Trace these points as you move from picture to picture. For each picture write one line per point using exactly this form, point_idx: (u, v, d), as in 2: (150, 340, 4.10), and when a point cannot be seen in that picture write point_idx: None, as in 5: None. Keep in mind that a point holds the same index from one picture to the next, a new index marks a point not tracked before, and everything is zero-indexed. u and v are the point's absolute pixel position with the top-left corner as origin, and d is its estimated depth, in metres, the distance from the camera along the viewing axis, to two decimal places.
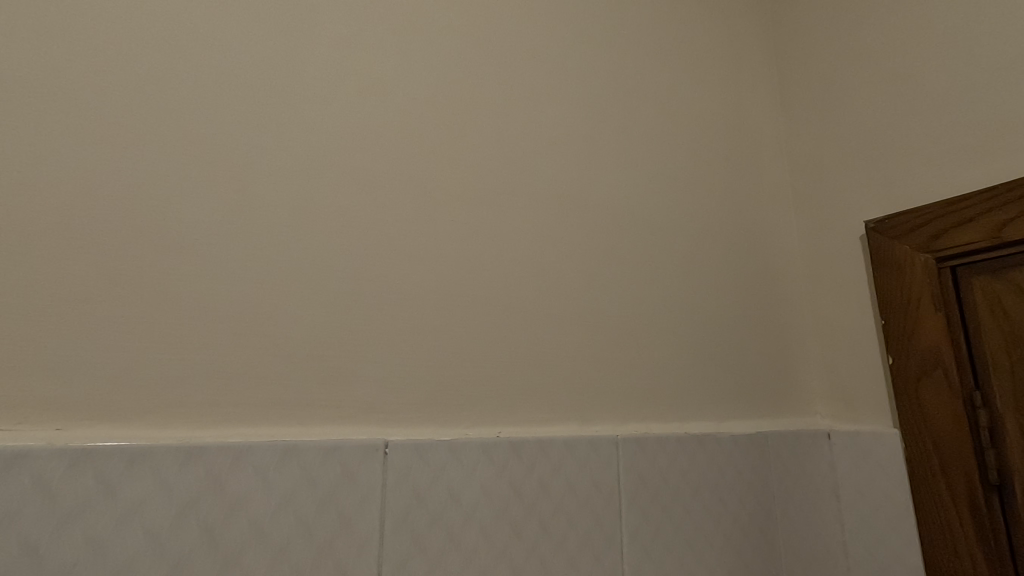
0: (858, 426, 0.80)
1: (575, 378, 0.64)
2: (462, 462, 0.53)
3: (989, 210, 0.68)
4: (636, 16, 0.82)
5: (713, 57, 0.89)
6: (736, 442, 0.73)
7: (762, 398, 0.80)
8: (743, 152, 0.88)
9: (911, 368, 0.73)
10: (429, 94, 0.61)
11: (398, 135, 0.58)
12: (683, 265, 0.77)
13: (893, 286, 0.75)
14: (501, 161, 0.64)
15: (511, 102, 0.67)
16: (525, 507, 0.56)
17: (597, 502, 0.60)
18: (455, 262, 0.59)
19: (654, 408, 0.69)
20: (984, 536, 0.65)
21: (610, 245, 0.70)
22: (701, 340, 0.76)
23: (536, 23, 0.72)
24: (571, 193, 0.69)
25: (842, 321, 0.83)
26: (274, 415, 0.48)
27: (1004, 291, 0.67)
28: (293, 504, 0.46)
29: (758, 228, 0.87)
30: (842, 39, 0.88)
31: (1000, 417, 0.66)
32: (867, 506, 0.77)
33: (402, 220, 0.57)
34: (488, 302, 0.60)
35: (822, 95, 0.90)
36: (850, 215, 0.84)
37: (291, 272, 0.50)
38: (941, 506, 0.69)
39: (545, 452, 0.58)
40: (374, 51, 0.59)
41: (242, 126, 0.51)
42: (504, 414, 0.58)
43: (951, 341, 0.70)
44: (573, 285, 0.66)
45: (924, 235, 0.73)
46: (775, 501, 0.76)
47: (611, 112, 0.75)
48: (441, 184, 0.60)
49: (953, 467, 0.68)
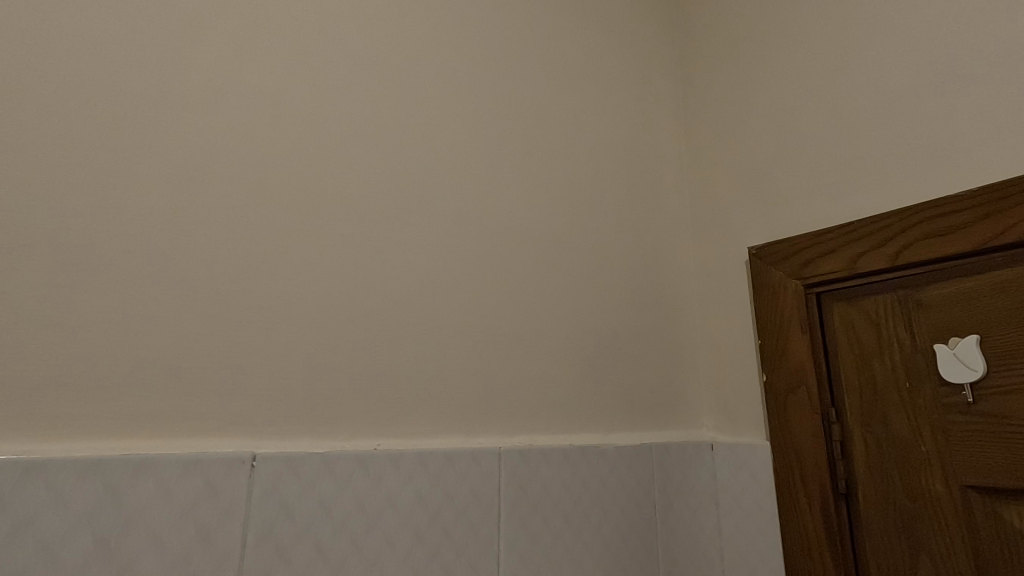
0: (736, 439, 0.86)
1: (463, 392, 0.66)
2: (336, 475, 0.54)
3: (846, 243, 0.75)
4: (548, 49, 0.86)
5: (622, 89, 0.94)
6: (620, 453, 0.77)
7: (650, 411, 0.84)
8: (644, 177, 0.93)
9: (779, 385, 0.79)
10: (326, 109, 0.62)
11: (289, 147, 0.59)
12: (579, 284, 0.80)
13: (769, 309, 0.82)
14: (397, 178, 0.66)
15: (412, 121, 0.69)
16: (401, 517, 0.57)
17: (476, 512, 0.62)
18: (343, 276, 0.60)
19: (542, 421, 0.72)
20: (832, 538, 0.71)
21: (507, 263, 0.73)
22: (594, 357, 0.79)
23: (444, 51, 0.74)
24: (468, 212, 0.71)
25: (728, 340, 0.89)
26: (132, 428, 0.47)
27: (855, 316, 0.74)
28: (148, 518, 0.45)
29: (656, 250, 0.92)
30: (738, 76, 0.94)
31: (849, 431, 0.73)
32: (741, 513, 0.82)
33: (288, 232, 0.57)
34: (376, 316, 0.61)
35: (719, 128, 0.96)
36: (737, 242, 0.90)
37: (164, 285, 0.50)
38: (799, 511, 0.75)
39: (424, 464, 0.60)
40: (269, 63, 0.59)
41: (126, 136, 0.50)
42: (386, 425, 0.60)
43: (813, 361, 0.76)
44: (466, 303, 0.68)
45: (796, 263, 0.79)
46: (656, 510, 0.80)
47: (514, 136, 0.78)
48: (332, 198, 0.61)
49: (810, 476, 0.75)
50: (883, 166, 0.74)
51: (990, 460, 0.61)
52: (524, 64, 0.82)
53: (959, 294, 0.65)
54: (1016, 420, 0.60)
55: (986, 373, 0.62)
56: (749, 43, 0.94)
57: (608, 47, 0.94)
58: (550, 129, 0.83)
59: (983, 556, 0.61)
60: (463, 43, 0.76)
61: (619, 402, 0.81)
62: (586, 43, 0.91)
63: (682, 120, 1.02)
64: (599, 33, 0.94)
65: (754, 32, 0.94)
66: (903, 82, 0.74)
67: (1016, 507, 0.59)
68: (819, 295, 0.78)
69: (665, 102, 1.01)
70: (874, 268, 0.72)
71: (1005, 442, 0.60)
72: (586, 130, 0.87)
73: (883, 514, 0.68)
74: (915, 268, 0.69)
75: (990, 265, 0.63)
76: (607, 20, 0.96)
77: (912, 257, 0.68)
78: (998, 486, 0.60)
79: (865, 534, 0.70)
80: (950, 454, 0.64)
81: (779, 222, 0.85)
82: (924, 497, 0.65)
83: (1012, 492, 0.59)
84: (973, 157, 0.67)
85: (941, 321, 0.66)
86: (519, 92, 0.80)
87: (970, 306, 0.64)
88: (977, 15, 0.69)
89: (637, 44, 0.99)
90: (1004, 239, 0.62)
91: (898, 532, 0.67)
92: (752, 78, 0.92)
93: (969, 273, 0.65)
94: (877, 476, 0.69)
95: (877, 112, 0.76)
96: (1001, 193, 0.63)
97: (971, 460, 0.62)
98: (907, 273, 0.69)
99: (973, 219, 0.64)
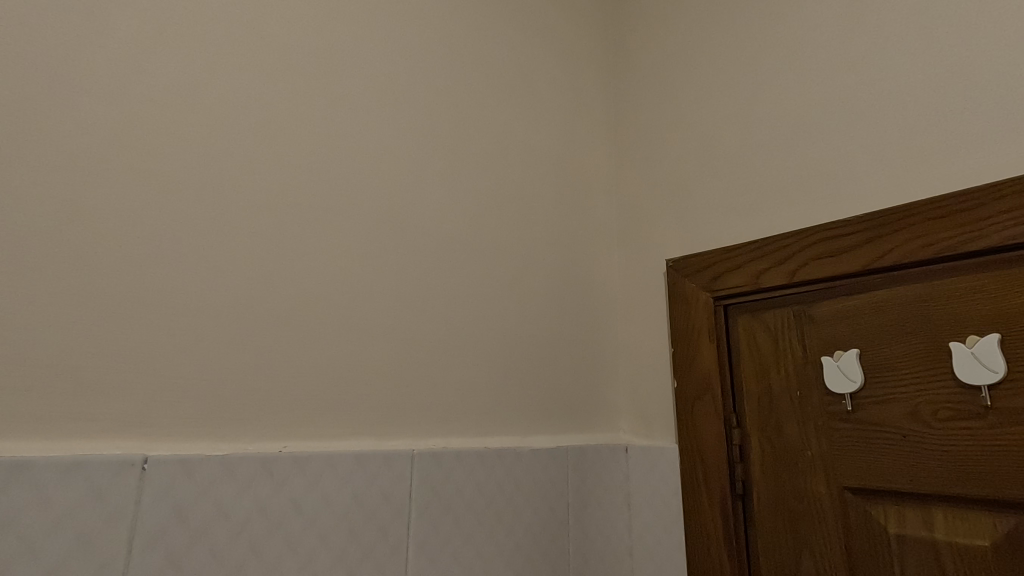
0: (648, 441, 0.90)
1: (378, 393, 0.66)
2: (236, 477, 0.53)
3: (750, 260, 0.80)
4: (479, 56, 0.87)
5: (552, 99, 0.97)
6: (536, 455, 0.79)
7: (568, 414, 0.87)
8: (571, 187, 0.96)
9: (688, 392, 0.84)
10: (243, 102, 0.61)
11: (201, 140, 0.57)
12: (502, 288, 0.82)
13: (683, 319, 0.86)
14: (317, 177, 0.65)
15: (335, 119, 0.68)
16: (304, 521, 0.57)
17: (385, 514, 0.63)
18: (256, 275, 0.59)
19: (459, 423, 0.73)
20: (728, 535, 0.76)
21: (429, 265, 0.74)
22: (514, 361, 0.81)
23: (372, 52, 0.74)
24: (391, 213, 0.71)
25: (647, 348, 0.93)
26: (9, 429, 0.44)
27: (756, 328, 0.78)
28: (23, 523, 0.43)
29: (581, 259, 0.95)
30: (664, 93, 0.98)
31: (747, 436, 0.78)
32: (649, 512, 0.87)
33: (197, 227, 0.55)
34: (289, 316, 0.60)
35: (644, 143, 1.00)
36: (656, 253, 0.94)
37: (55, 278, 0.47)
38: (701, 511, 0.79)
39: (333, 467, 0.59)
40: (179, 49, 0.57)
41: (17, 120, 0.47)
42: (295, 427, 0.59)
43: (718, 369, 0.81)
44: (384, 304, 0.68)
45: (707, 276, 0.84)
46: (570, 510, 0.83)
47: (442, 141, 0.79)
48: (246, 194, 0.59)
49: (712, 477, 0.79)
50: (785, 188, 0.80)
51: (864, 464, 0.66)
52: (455, 70, 0.83)
53: (844, 311, 0.70)
54: (885, 427, 0.65)
55: (863, 384, 0.67)
56: (674, 63, 0.98)
57: (541, 57, 0.97)
58: (478, 136, 0.84)
59: (854, 551, 0.66)
60: (391, 44, 0.76)
61: (537, 406, 0.83)
62: (518, 53, 0.93)
63: (611, 133, 1.06)
64: (532, 43, 0.96)
65: (678, 54, 0.98)
66: (805, 110, 0.80)
67: (883, 507, 0.65)
68: (727, 307, 0.82)
69: (595, 114, 1.04)
70: (774, 284, 0.77)
71: (876, 448, 0.65)
72: (514, 139, 0.89)
73: (773, 513, 0.73)
74: (808, 286, 0.74)
75: (869, 285, 0.69)
76: (540, 31, 0.98)
77: (806, 275, 0.73)
78: (869, 487, 0.66)
79: (757, 532, 0.75)
80: (830, 458, 0.69)
81: (693, 236, 0.89)
82: (808, 498, 0.70)
83: (881, 492, 0.65)
84: (861, 185, 0.73)
85: (829, 336, 0.71)
86: (448, 98, 0.81)
87: (853, 322, 0.69)
88: (869, 55, 0.75)
89: (570, 56, 1.02)
90: (882, 261, 0.67)
91: (785, 530, 0.72)
92: (675, 98, 0.97)
93: (852, 292, 0.70)
94: (770, 478, 0.74)
95: (782, 137, 0.81)
96: (882, 219, 0.68)
97: (848, 464, 0.67)
98: (802, 289, 0.74)
99: (858, 242, 0.70)
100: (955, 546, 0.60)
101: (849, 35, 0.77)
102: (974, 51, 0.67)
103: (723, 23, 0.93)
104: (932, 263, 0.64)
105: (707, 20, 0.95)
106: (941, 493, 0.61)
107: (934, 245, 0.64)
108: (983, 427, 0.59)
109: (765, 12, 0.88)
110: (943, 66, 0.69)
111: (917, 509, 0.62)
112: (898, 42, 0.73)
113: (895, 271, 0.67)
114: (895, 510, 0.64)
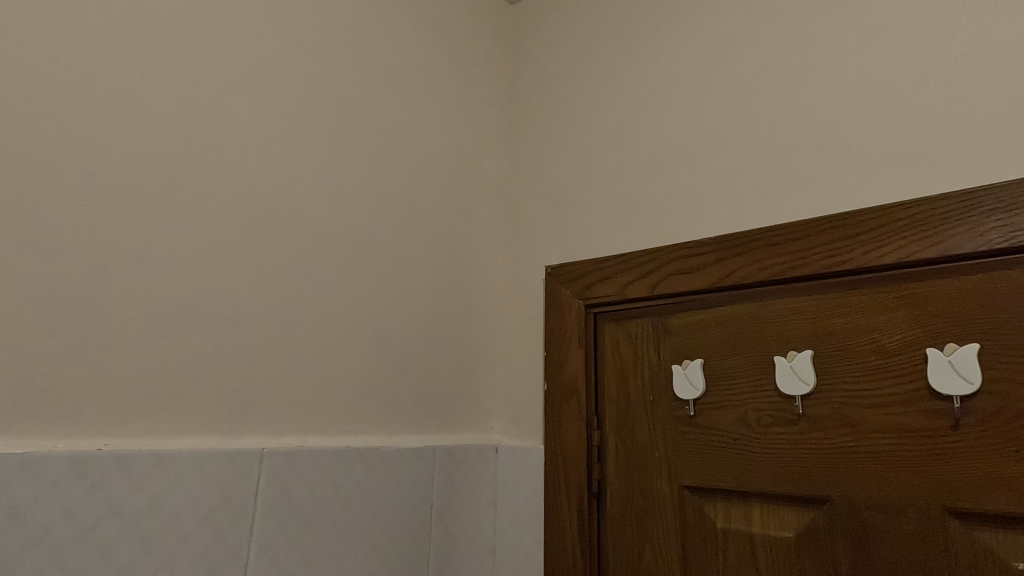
0: (517, 441, 0.92)
1: (224, 389, 0.63)
2: (39, 478, 0.50)
3: (619, 271, 0.84)
4: (366, 45, 0.85)
5: (444, 98, 0.96)
6: (399, 455, 0.78)
7: (439, 414, 0.87)
8: (457, 187, 0.96)
9: (556, 394, 0.87)
10: (82, 71, 0.56)
11: (24, 110, 0.53)
12: (376, 284, 0.80)
13: (557, 324, 0.89)
14: (167, 155, 0.61)
15: (192, 95, 0.64)
16: (123, 525, 0.53)
17: (223, 516, 0.60)
18: (83, 257, 0.54)
19: (315, 422, 0.71)
20: (582, 531, 0.80)
21: (294, 257, 0.71)
22: (383, 359, 0.80)
23: (245, 30, 0.70)
24: (254, 199, 0.68)
25: (522, 351, 0.95)
26: None
27: (620, 336, 0.83)
28: None
29: (464, 261, 0.95)
30: (554, 103, 1.01)
31: (606, 437, 0.82)
32: (514, 511, 0.89)
33: (12, 204, 0.51)
34: (120, 304, 0.56)
35: (531, 152, 1.02)
36: (536, 259, 0.97)
37: None
38: (560, 510, 0.83)
39: (162, 466, 0.56)
40: (4, 9, 0.53)
41: None
42: (120, 424, 0.55)
43: (583, 374, 0.84)
44: (239, 295, 0.65)
45: (581, 285, 0.88)
46: (433, 510, 0.82)
47: (318, 128, 0.76)
48: (80, 171, 0.55)
49: (572, 477, 0.82)
50: (651, 206, 0.85)
51: (700, 465, 0.72)
52: (338, 57, 0.81)
53: (693, 323, 0.76)
54: (720, 431, 0.71)
55: (703, 392, 0.73)
56: (566, 75, 1.01)
57: (435, 55, 0.96)
58: (360, 127, 0.82)
59: (687, 545, 0.72)
60: (264, 22, 0.73)
61: (405, 405, 0.82)
62: (410, 47, 0.92)
63: (504, 137, 1.07)
64: (425, 39, 0.95)
65: (567, 68, 1.01)
66: (674, 135, 0.85)
67: (714, 504, 0.71)
68: (596, 315, 0.86)
69: (488, 117, 1.05)
70: (638, 296, 0.81)
71: (711, 450, 0.72)
72: (399, 133, 0.87)
73: (623, 510, 0.78)
74: (666, 299, 0.79)
75: (715, 301, 0.75)
76: (435, 29, 0.97)
77: (665, 288, 0.79)
78: (704, 486, 0.71)
79: (608, 529, 0.79)
80: (674, 460, 0.74)
81: (570, 245, 0.93)
82: (653, 496, 0.75)
83: (712, 490, 0.71)
84: (716, 209, 0.79)
85: (680, 346, 0.76)
86: (327, 84, 0.79)
87: (700, 335, 0.75)
88: (730, 90, 0.81)
89: (465, 57, 1.02)
90: (726, 280, 0.74)
91: (632, 526, 0.77)
92: (561, 110, 1.00)
93: (703, 307, 0.76)
94: (622, 477, 0.79)
95: (655, 157, 0.87)
96: (728, 242, 0.75)
97: (688, 464, 0.73)
98: (662, 302, 0.80)
99: (710, 261, 0.76)
100: (768, 538, 0.66)
101: (714, 70, 0.84)
102: (814, 97, 0.74)
103: (607, 44, 0.97)
104: (768, 284, 0.71)
105: (598, 37, 0.99)
106: (760, 491, 0.67)
107: (768, 268, 0.71)
108: (796, 433, 0.66)
109: (647, 37, 0.93)
110: (787, 108, 0.76)
111: (740, 506, 0.69)
112: (751, 83, 0.80)
113: (738, 290, 0.73)
114: (723, 507, 0.70)
